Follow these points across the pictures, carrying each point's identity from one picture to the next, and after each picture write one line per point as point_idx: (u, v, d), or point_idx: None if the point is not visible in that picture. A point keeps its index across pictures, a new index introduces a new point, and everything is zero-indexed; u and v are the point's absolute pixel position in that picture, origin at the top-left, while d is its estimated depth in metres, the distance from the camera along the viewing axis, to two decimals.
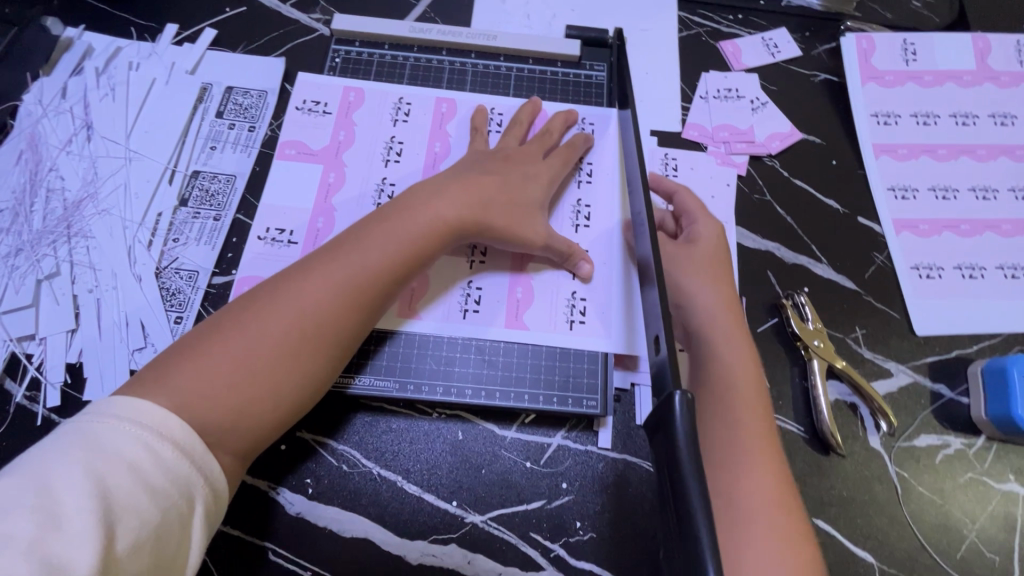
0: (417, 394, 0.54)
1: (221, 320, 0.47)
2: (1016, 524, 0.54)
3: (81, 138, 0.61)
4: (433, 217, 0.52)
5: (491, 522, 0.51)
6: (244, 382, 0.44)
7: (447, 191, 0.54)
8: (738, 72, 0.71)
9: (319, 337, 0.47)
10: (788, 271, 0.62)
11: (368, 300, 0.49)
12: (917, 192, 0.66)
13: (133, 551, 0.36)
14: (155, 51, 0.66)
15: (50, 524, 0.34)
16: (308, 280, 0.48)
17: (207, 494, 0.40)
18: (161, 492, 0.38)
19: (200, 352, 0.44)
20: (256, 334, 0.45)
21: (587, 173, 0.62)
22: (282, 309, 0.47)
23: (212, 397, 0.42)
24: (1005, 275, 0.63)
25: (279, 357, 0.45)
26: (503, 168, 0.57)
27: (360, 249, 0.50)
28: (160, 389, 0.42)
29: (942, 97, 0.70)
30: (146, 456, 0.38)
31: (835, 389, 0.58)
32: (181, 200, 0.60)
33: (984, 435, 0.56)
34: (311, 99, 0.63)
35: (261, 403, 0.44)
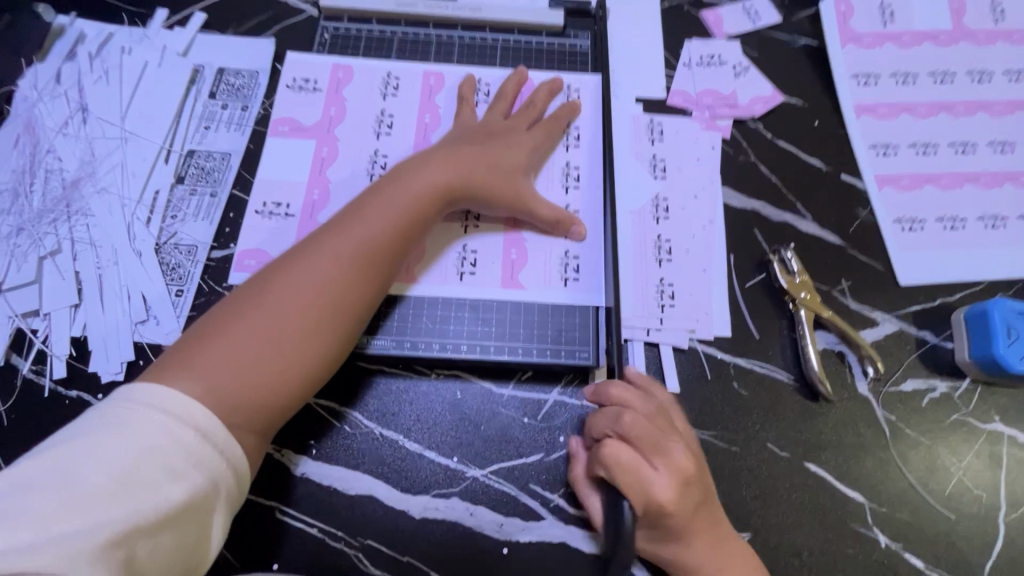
0: (417, 352, 0.55)
1: (236, 304, 0.47)
2: (1001, 461, 0.55)
3: (77, 120, 0.62)
4: (425, 185, 0.54)
5: (491, 475, 0.53)
6: (268, 361, 0.45)
7: (435, 161, 0.55)
8: (719, 39, 0.72)
9: (338, 311, 0.48)
10: (774, 228, 0.64)
11: (375, 272, 0.50)
12: (897, 148, 0.68)
13: (154, 531, 0.37)
14: (146, 35, 0.67)
15: (74, 502, 0.35)
16: (317, 256, 0.49)
17: (230, 478, 0.41)
18: (184, 476, 0.39)
19: (215, 339, 0.45)
20: (269, 316, 0.46)
21: (575, 138, 0.64)
22: (293, 288, 0.48)
23: (234, 382, 0.44)
24: (986, 225, 0.64)
25: (299, 334, 0.47)
26: (485, 141, 0.58)
27: (364, 223, 0.51)
28: (183, 375, 0.43)
29: (920, 56, 0.71)
30: (169, 440, 0.39)
31: (822, 338, 0.59)
32: (177, 177, 0.61)
33: (968, 377, 0.58)
34: (300, 77, 0.64)
35: (287, 378, 0.46)
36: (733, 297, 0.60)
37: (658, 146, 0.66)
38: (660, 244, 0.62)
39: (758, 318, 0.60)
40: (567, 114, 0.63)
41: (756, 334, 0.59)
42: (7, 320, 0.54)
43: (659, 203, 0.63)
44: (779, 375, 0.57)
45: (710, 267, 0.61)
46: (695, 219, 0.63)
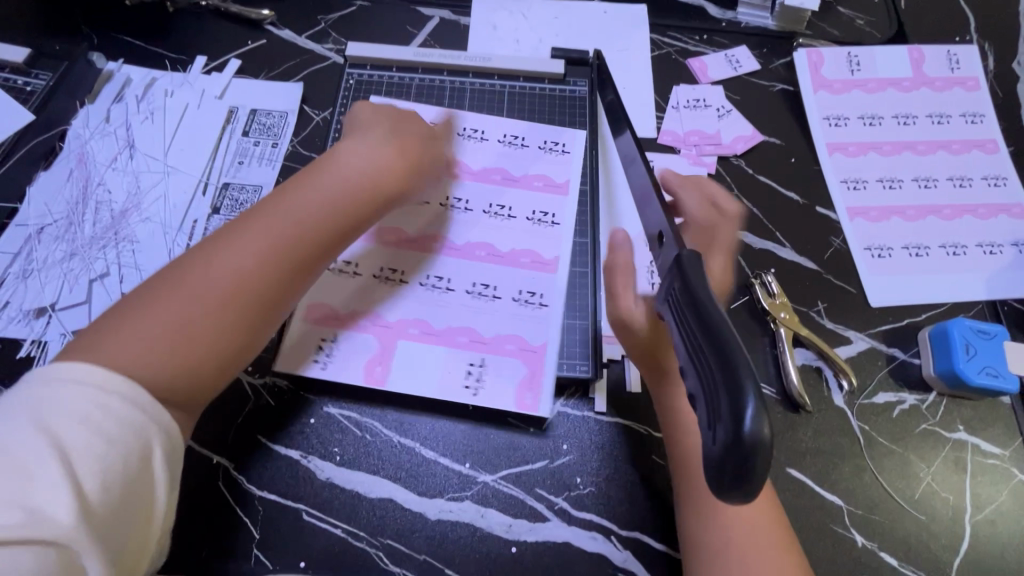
0: (496, 380, 0.60)
1: (153, 287, 0.48)
2: (966, 467, 0.61)
3: (125, 156, 0.68)
4: (357, 176, 0.57)
5: (500, 480, 0.57)
6: (181, 344, 0.46)
7: (380, 160, 0.59)
8: (705, 84, 0.80)
9: (259, 298, 0.50)
10: (756, 255, 0.70)
11: (302, 253, 0.52)
12: (866, 183, 0.75)
13: (103, 489, 0.40)
14: (187, 80, 0.74)
15: (21, 476, 0.38)
16: (243, 242, 0.50)
17: (162, 437, 0.43)
18: (117, 438, 0.41)
19: (130, 317, 0.46)
20: (188, 295, 0.47)
21: (563, 145, 0.71)
22: (215, 268, 0.49)
23: (152, 356, 0.45)
24: (948, 252, 0.71)
25: (216, 318, 0.48)
26: (416, 141, 0.63)
27: (291, 207, 0.53)
28: (91, 354, 0.43)
29: (885, 101, 0.79)
30: (93, 408, 0.41)
31: (801, 355, 0.65)
32: (214, 208, 0.67)
33: (935, 391, 0.64)
34: (378, 115, 0.71)
35: (199, 362, 0.47)
36: None
37: None
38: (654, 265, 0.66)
39: (743, 337, 0.65)
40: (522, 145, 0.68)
41: None
42: (58, 337, 0.59)
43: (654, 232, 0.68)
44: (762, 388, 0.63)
45: None
46: None
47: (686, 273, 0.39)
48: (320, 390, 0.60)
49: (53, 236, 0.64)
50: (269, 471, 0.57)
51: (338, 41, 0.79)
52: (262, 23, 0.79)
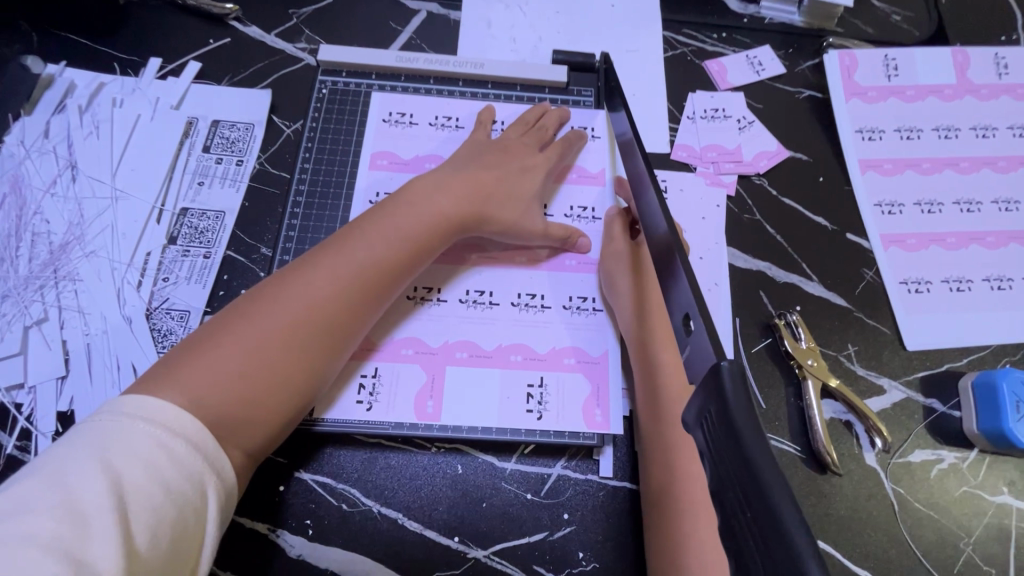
0: (561, 398, 0.55)
1: (230, 314, 0.49)
2: (1010, 536, 0.55)
3: (66, 179, 0.60)
4: (436, 212, 0.55)
5: (493, 556, 0.51)
6: (258, 372, 0.47)
7: (447, 185, 0.57)
8: (724, 91, 0.71)
9: (333, 328, 0.51)
10: (779, 290, 0.63)
11: (373, 291, 0.53)
12: (903, 207, 0.67)
13: (152, 544, 0.37)
14: (138, 86, 0.65)
15: (72, 523, 0.35)
16: (318, 273, 0.51)
17: (218, 487, 0.42)
18: (175, 488, 0.39)
19: (205, 346, 0.47)
20: (262, 329, 0.48)
21: (592, 130, 0.67)
22: (290, 303, 0.49)
23: (222, 390, 0.45)
24: (993, 286, 0.64)
25: (290, 347, 0.48)
26: (498, 161, 0.60)
27: (365, 244, 0.53)
28: (170, 381, 0.44)
29: (924, 111, 0.71)
30: (160, 451, 0.40)
31: (829, 408, 0.58)
32: (169, 238, 0.59)
33: (976, 448, 0.57)
34: (396, 111, 0.64)
35: (272, 391, 0.47)
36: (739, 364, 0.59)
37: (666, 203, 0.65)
38: None
39: (764, 385, 0.59)
40: (576, 139, 0.64)
41: (761, 402, 0.58)
42: None
43: None
44: (786, 446, 0.56)
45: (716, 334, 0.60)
46: (702, 281, 0.62)
47: (724, 395, 0.31)
48: (291, 453, 0.54)
49: None
50: (232, 548, 0.50)
51: (311, 39, 0.70)
52: (225, 18, 0.70)
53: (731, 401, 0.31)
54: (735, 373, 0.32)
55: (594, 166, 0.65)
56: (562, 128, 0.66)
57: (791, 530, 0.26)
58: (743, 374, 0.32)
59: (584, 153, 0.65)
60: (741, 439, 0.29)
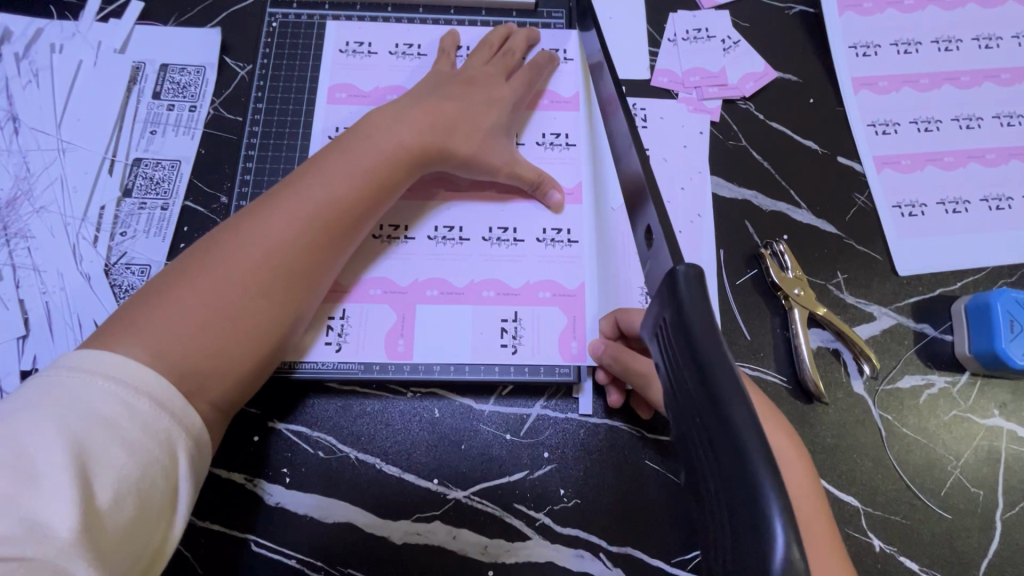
0: (536, 332, 0.54)
1: (183, 265, 0.46)
2: (1000, 457, 0.54)
3: (8, 132, 0.57)
4: (398, 145, 0.52)
5: (474, 496, 0.51)
6: (222, 322, 0.44)
7: (407, 115, 0.54)
8: (707, 9, 0.66)
9: (299, 270, 0.48)
10: (766, 220, 0.60)
11: (338, 229, 0.50)
12: (898, 126, 0.63)
13: (116, 505, 0.35)
14: (79, 29, 0.61)
15: (25, 481, 0.33)
16: (274, 215, 0.48)
17: (188, 446, 0.39)
18: (140, 445, 0.37)
19: (162, 297, 0.43)
20: (222, 275, 0.45)
21: (565, 53, 0.62)
22: (250, 246, 0.46)
23: (186, 341, 0.42)
24: (991, 206, 0.60)
25: (253, 293, 0.46)
26: (462, 93, 0.56)
27: (326, 179, 0.50)
28: (124, 337, 0.41)
29: (923, 22, 0.66)
30: (122, 411, 0.37)
31: (817, 336, 0.56)
32: (124, 190, 0.56)
33: (968, 371, 0.56)
34: (353, 40, 0.60)
35: (240, 340, 0.45)
36: (724, 297, 0.57)
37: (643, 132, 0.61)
38: None
39: (750, 317, 0.57)
40: (546, 63, 0.60)
41: (747, 334, 0.56)
42: None
43: None
44: (771, 376, 0.55)
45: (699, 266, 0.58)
46: (683, 213, 0.59)
47: (679, 293, 0.34)
48: (264, 403, 0.52)
49: None
50: (210, 499, 0.50)
51: None
52: None
53: (684, 298, 0.33)
54: (691, 276, 0.34)
55: (566, 90, 0.61)
56: (531, 52, 0.62)
57: (729, 401, 0.27)
58: (699, 278, 0.34)
59: (556, 78, 0.62)
60: (688, 325, 0.32)
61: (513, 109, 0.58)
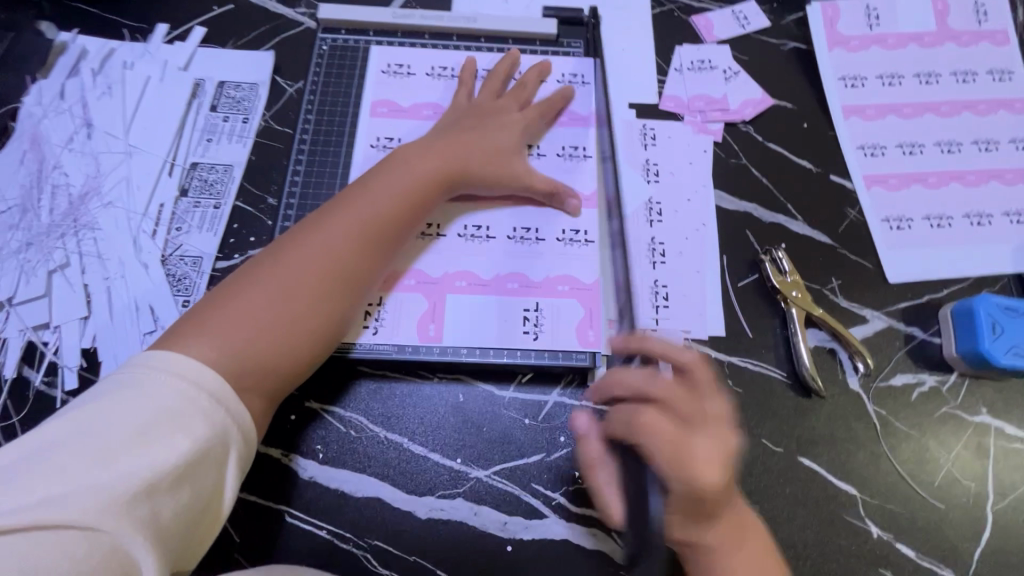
0: (555, 322, 0.58)
1: (246, 273, 0.51)
2: (989, 452, 0.57)
3: (82, 136, 0.63)
4: (430, 170, 0.58)
5: (494, 475, 0.54)
6: (278, 326, 0.48)
7: (434, 145, 0.60)
8: (710, 44, 0.74)
9: (344, 281, 0.52)
10: (765, 230, 0.65)
11: (380, 245, 0.54)
12: (885, 149, 0.69)
13: (175, 487, 0.38)
14: (147, 50, 0.68)
15: (102, 461, 0.37)
16: (328, 227, 0.53)
17: (240, 442, 0.43)
18: (200, 437, 0.40)
19: (224, 305, 0.48)
20: (278, 285, 0.49)
21: (581, 78, 0.70)
22: (302, 259, 0.51)
23: (244, 343, 0.46)
24: (972, 222, 0.66)
25: (310, 298, 0.50)
26: (481, 122, 0.63)
27: (368, 200, 0.55)
28: (199, 335, 0.45)
29: (905, 58, 0.73)
30: (183, 402, 0.41)
31: (814, 336, 0.60)
32: (181, 190, 0.62)
33: (956, 371, 0.60)
34: (394, 62, 0.67)
35: (298, 341, 0.49)
36: (727, 297, 0.62)
37: (652, 149, 0.67)
38: (654, 248, 0.63)
39: (752, 317, 0.61)
40: (557, 96, 0.67)
41: (749, 330, 0.60)
42: (18, 334, 0.56)
43: (653, 206, 0.65)
44: (771, 372, 0.59)
45: (704, 269, 0.62)
46: (689, 222, 0.64)
47: None
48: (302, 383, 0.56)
49: (8, 224, 0.59)
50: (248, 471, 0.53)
51: (310, 3, 0.72)
52: None
53: None
54: None
55: (583, 110, 0.68)
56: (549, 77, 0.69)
57: None
58: None
59: (574, 101, 0.68)
60: None
61: (532, 129, 0.65)
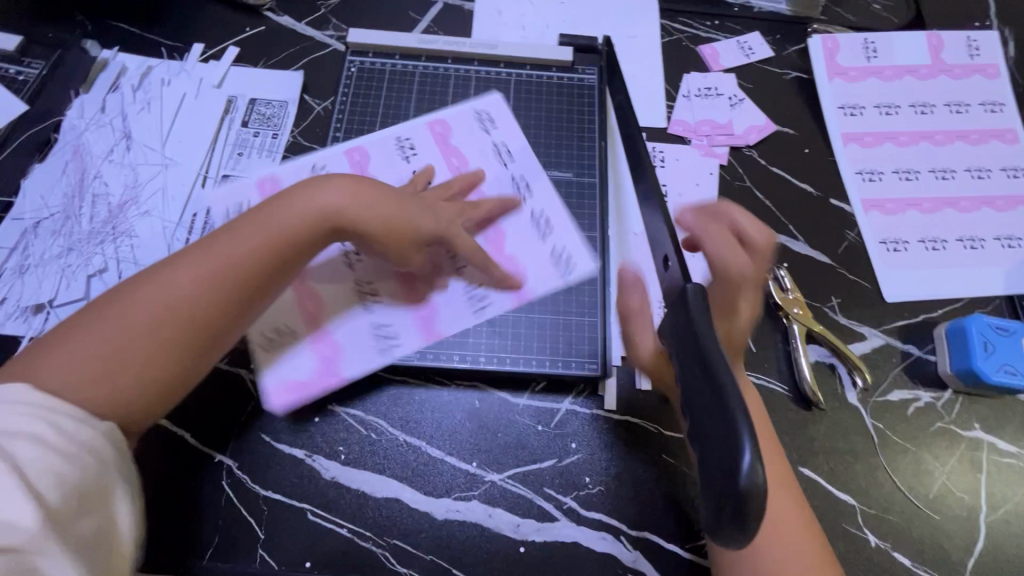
0: (555, 346, 0.61)
1: (108, 303, 0.48)
2: (982, 466, 0.60)
3: (121, 148, 0.67)
4: (308, 210, 0.54)
5: (508, 479, 0.57)
6: (112, 370, 0.46)
7: (334, 182, 0.56)
8: (716, 72, 0.78)
9: (196, 328, 0.49)
10: (768, 249, 0.68)
11: (245, 288, 0.51)
12: (882, 175, 0.73)
13: (63, 500, 0.41)
14: (184, 68, 0.72)
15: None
16: (181, 265, 0.50)
17: (116, 455, 0.45)
18: (66, 454, 0.42)
19: (67, 340, 0.46)
20: (118, 325, 0.47)
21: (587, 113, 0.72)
22: (155, 299, 0.48)
23: (71, 384, 0.44)
24: (965, 246, 0.69)
25: (161, 339, 0.47)
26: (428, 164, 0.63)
27: (235, 240, 0.51)
28: (38, 375, 0.44)
29: (902, 89, 0.77)
30: (44, 429, 0.42)
31: (814, 352, 0.63)
32: (213, 201, 0.65)
33: (950, 388, 0.62)
34: (485, 114, 0.70)
35: (131, 392, 0.46)
36: None
37: (661, 171, 0.71)
38: None
39: (756, 332, 0.64)
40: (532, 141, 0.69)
41: (753, 344, 0.63)
42: None
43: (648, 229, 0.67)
44: (774, 385, 0.62)
45: None
46: None
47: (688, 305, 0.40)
48: (325, 388, 0.59)
49: (49, 230, 0.62)
50: (274, 470, 0.56)
51: (338, 27, 0.77)
52: (260, 9, 0.77)
53: (693, 310, 0.40)
54: (698, 293, 0.40)
55: (596, 132, 0.71)
56: (563, 102, 0.73)
57: (730, 391, 0.35)
58: (704, 294, 0.40)
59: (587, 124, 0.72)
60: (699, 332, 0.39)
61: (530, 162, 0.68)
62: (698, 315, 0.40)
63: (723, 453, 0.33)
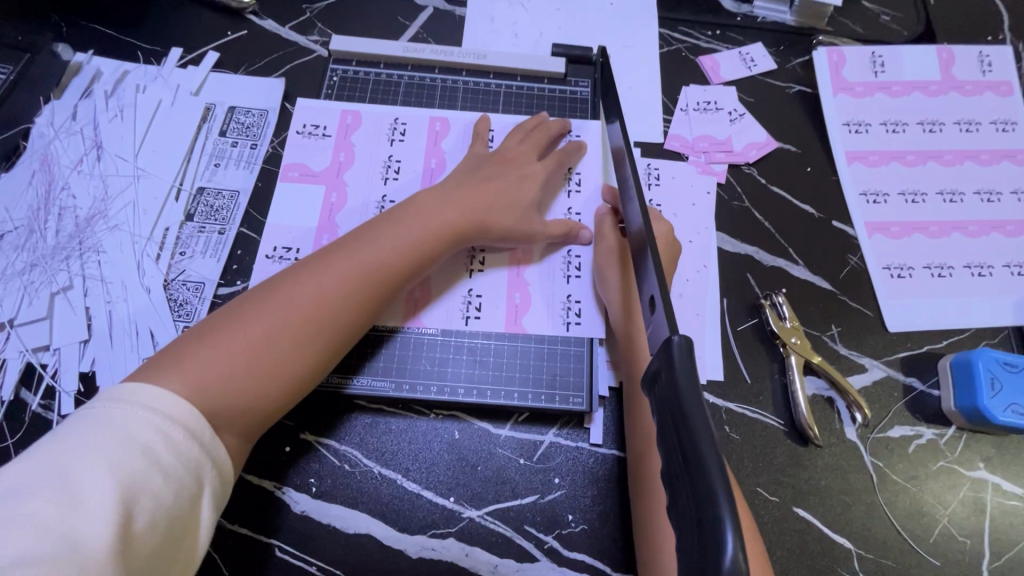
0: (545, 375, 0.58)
1: (250, 301, 0.49)
2: (985, 508, 0.57)
3: (91, 158, 0.64)
4: (438, 219, 0.57)
5: (487, 516, 0.54)
6: (258, 368, 0.47)
7: (450, 199, 0.58)
8: (717, 85, 0.74)
9: (330, 328, 0.50)
10: (766, 274, 0.65)
11: (379, 292, 0.53)
12: (887, 196, 0.69)
13: (149, 526, 0.38)
14: (160, 74, 0.69)
15: (72, 507, 0.36)
16: (323, 271, 0.51)
17: (214, 477, 0.43)
18: (172, 473, 0.40)
19: (208, 340, 0.47)
20: (264, 325, 0.48)
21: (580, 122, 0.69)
22: (296, 299, 0.49)
23: (222, 381, 0.45)
24: (973, 272, 0.66)
25: (294, 344, 0.48)
26: (497, 172, 0.62)
27: (373, 245, 0.54)
28: (183, 369, 0.44)
29: (910, 106, 0.74)
30: (158, 439, 0.40)
31: (812, 384, 0.60)
32: (187, 215, 0.62)
33: (954, 425, 0.60)
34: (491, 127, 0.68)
35: (270, 389, 0.47)
36: (725, 340, 0.62)
37: (655, 190, 0.68)
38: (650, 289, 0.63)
39: (751, 363, 0.61)
40: (575, 151, 0.66)
41: (747, 377, 0.60)
42: (18, 355, 0.56)
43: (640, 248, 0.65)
44: (769, 420, 0.59)
45: (703, 312, 0.63)
46: (692, 263, 0.65)
47: (673, 360, 0.38)
48: (298, 416, 0.56)
49: (13, 244, 0.60)
50: (240, 504, 0.53)
51: (323, 32, 0.73)
52: (242, 12, 0.73)
53: (678, 366, 0.37)
54: (684, 346, 0.38)
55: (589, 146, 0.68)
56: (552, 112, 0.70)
57: (711, 465, 0.32)
58: (689, 348, 0.38)
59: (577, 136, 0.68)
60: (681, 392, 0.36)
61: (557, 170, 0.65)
62: (684, 373, 0.37)
63: (704, 532, 0.31)
